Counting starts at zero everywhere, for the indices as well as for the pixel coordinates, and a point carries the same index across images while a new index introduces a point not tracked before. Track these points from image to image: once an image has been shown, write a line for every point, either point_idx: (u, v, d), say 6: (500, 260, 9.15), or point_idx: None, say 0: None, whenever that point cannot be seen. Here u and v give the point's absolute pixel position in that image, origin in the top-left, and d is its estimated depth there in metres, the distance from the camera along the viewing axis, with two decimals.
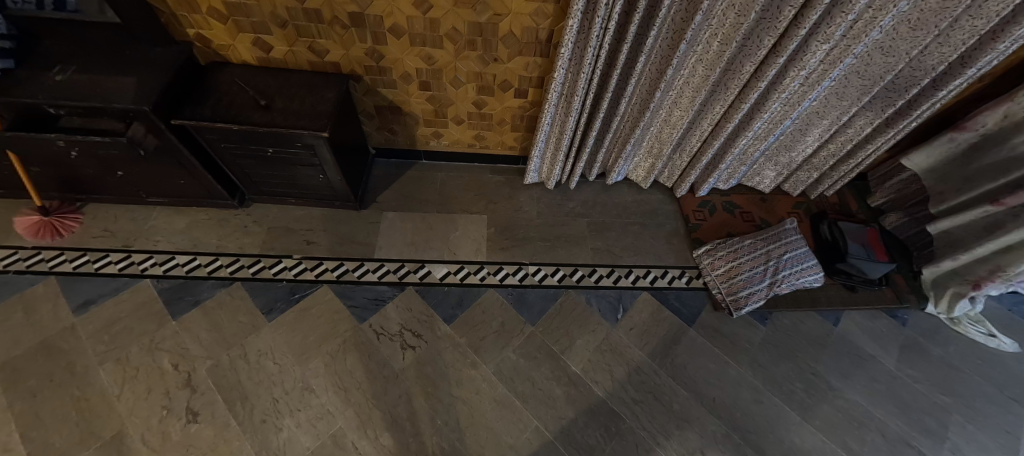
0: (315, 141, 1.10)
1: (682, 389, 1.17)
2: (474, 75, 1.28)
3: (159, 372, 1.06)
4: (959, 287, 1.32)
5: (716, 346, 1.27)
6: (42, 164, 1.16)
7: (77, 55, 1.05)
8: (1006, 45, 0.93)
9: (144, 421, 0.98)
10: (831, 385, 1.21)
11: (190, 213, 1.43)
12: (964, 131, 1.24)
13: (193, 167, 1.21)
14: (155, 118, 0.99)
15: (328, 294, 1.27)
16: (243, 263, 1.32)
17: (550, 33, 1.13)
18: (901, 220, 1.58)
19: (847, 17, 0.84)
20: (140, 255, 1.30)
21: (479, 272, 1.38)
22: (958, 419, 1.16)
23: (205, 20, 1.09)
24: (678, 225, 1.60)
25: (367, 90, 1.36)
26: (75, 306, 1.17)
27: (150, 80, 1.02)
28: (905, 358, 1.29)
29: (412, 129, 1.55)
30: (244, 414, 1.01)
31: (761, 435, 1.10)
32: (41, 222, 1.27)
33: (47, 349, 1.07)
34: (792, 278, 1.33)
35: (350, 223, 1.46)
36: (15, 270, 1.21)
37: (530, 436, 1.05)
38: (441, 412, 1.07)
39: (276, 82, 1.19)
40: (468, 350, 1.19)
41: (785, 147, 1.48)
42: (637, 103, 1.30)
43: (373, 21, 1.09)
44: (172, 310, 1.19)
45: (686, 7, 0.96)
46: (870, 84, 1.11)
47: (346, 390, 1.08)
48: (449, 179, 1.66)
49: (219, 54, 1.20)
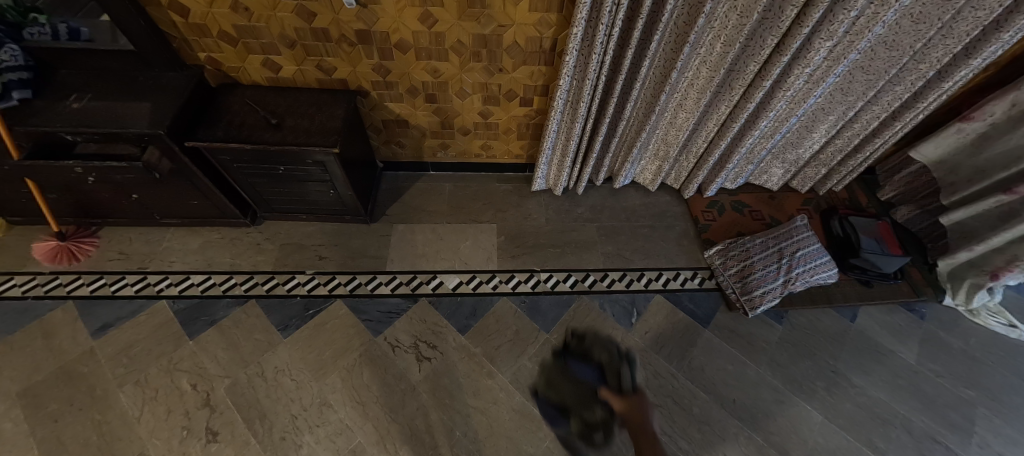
0: (326, 157, 1.11)
1: (701, 392, 1.16)
2: (479, 86, 1.30)
3: (179, 392, 1.07)
4: (976, 278, 1.30)
5: (732, 347, 1.26)
6: (58, 190, 1.18)
7: (91, 83, 1.07)
8: (1011, 34, 0.93)
9: (164, 442, 0.98)
10: (851, 381, 1.19)
11: (203, 233, 1.44)
12: (972, 120, 1.22)
13: (207, 187, 1.22)
14: (169, 140, 1.01)
15: (342, 309, 1.28)
16: (256, 280, 1.33)
17: (554, 41, 1.14)
18: (912, 212, 1.57)
19: (850, 13, 0.85)
20: (156, 277, 1.31)
21: (491, 281, 1.38)
22: (984, 413, 1.14)
23: (216, 44, 1.11)
24: (688, 226, 1.60)
25: (374, 106, 1.38)
26: (94, 330, 1.18)
27: (165, 104, 1.04)
28: (925, 352, 1.27)
29: (419, 141, 1.56)
30: (264, 432, 1.01)
31: (783, 435, 1.09)
32: (58, 246, 1.29)
33: (67, 374, 1.08)
34: (806, 275, 1.32)
35: (361, 236, 1.47)
36: (33, 296, 1.23)
37: (550, 444, 1.04)
38: (459, 424, 1.06)
39: (285, 100, 1.21)
40: (484, 360, 1.19)
41: (792, 145, 1.48)
42: (643, 106, 1.31)
43: (379, 37, 1.11)
44: (189, 330, 1.20)
45: (689, 11, 0.97)
46: (875, 78, 1.11)
47: (364, 405, 1.08)
48: (457, 190, 1.67)
49: (229, 76, 1.23)
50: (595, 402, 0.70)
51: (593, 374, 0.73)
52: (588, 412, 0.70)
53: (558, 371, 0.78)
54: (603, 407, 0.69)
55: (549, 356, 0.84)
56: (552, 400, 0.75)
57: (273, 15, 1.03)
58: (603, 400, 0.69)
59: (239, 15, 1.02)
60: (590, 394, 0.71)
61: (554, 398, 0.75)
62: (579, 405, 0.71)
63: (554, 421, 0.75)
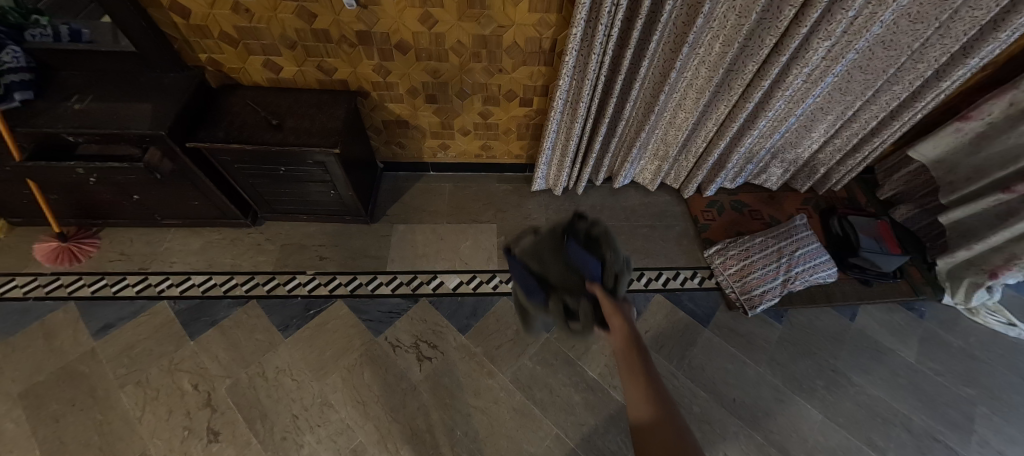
0: (327, 158, 1.12)
1: (701, 391, 1.16)
2: (479, 86, 1.30)
3: (180, 392, 1.07)
4: (975, 277, 1.31)
5: (732, 346, 1.26)
6: (59, 190, 1.19)
7: (92, 84, 1.07)
8: (1008, 34, 0.94)
9: (166, 442, 0.98)
10: (851, 380, 1.20)
11: (204, 234, 1.44)
12: (969, 120, 1.23)
13: (207, 187, 1.23)
14: (170, 141, 1.01)
15: (342, 308, 1.28)
16: (257, 281, 1.33)
17: (553, 42, 1.15)
18: (911, 212, 1.57)
19: (847, 13, 0.86)
20: (157, 277, 1.31)
21: (491, 281, 1.39)
22: (984, 411, 1.15)
23: (217, 45, 1.12)
24: (688, 226, 1.60)
25: (374, 106, 1.38)
26: (95, 331, 1.18)
27: (166, 105, 1.04)
28: (924, 350, 1.27)
29: (419, 142, 1.56)
30: (265, 432, 1.02)
31: (783, 434, 1.09)
32: (59, 247, 1.29)
33: (69, 374, 1.08)
34: (805, 274, 1.32)
35: (361, 237, 1.48)
36: (34, 297, 1.23)
37: (551, 443, 1.04)
38: (460, 423, 1.07)
39: (286, 101, 1.21)
40: (484, 359, 1.19)
41: (790, 144, 1.48)
42: (642, 107, 1.32)
43: (380, 38, 1.11)
44: (190, 331, 1.20)
45: (688, 11, 0.98)
46: (872, 77, 1.11)
47: (365, 404, 1.08)
48: (457, 190, 1.67)
49: (230, 77, 1.23)
50: (579, 291, 0.75)
51: (591, 264, 0.77)
52: (569, 296, 0.76)
53: (553, 251, 0.80)
54: (585, 297, 0.74)
55: (547, 235, 0.83)
56: (536, 270, 0.81)
57: (274, 17, 1.03)
58: (590, 292, 0.73)
59: (240, 16, 1.03)
60: (575, 278, 0.76)
61: (539, 269, 0.81)
62: (559, 279, 0.78)
63: (533, 292, 0.80)
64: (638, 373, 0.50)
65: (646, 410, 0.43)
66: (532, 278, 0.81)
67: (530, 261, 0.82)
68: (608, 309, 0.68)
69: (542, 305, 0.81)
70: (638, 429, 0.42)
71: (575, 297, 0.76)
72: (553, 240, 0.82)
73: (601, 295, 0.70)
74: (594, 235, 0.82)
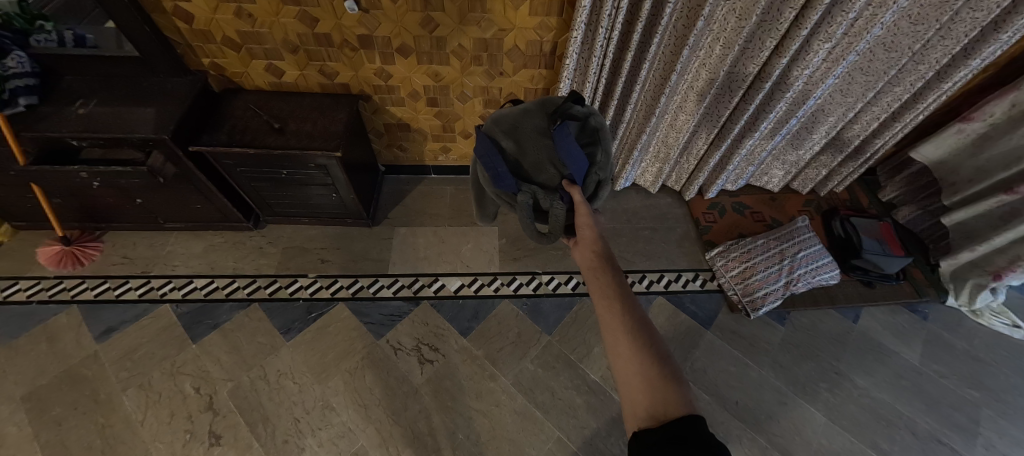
0: (328, 161, 1.12)
1: (704, 393, 1.15)
2: (480, 89, 1.31)
3: (181, 395, 1.07)
4: (978, 279, 1.30)
5: (735, 348, 1.26)
6: (63, 194, 1.19)
7: (96, 89, 1.08)
8: (1009, 34, 0.94)
9: (167, 445, 0.98)
10: (854, 382, 1.19)
11: (207, 237, 1.45)
12: (971, 121, 1.22)
13: (210, 191, 1.23)
14: (174, 145, 1.02)
15: (344, 312, 1.28)
16: (259, 283, 1.34)
17: (554, 45, 1.15)
18: (913, 213, 1.57)
19: (848, 15, 0.86)
20: (159, 281, 1.32)
21: (493, 283, 1.39)
22: (989, 414, 1.14)
23: (220, 50, 1.12)
24: (689, 228, 1.60)
25: (376, 110, 1.39)
26: (97, 335, 1.18)
27: (169, 109, 1.05)
28: (928, 353, 1.27)
29: (420, 145, 1.57)
30: (266, 435, 1.02)
31: (787, 436, 1.09)
32: (62, 251, 1.30)
33: (71, 377, 1.09)
34: (808, 276, 1.32)
35: (362, 240, 1.48)
36: (37, 300, 1.24)
37: (552, 447, 1.04)
38: (461, 426, 1.06)
39: (288, 105, 1.21)
40: (486, 363, 1.19)
41: (792, 146, 1.48)
42: (643, 109, 1.32)
43: (381, 42, 1.12)
44: (192, 334, 1.20)
45: (689, 13, 0.98)
46: (874, 79, 1.11)
47: (366, 407, 1.08)
48: (458, 193, 1.67)
49: (232, 81, 1.24)
50: (553, 189, 0.73)
51: (578, 161, 0.71)
52: (545, 193, 0.73)
53: (536, 132, 0.72)
54: (561, 198, 0.73)
55: (534, 110, 0.73)
56: (510, 151, 0.73)
57: (276, 21, 1.04)
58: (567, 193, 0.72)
59: (242, 21, 1.04)
60: (554, 173, 0.73)
61: (515, 152, 0.73)
62: (536, 169, 0.73)
63: (503, 178, 0.71)
64: (630, 339, 0.47)
65: (644, 398, 0.41)
66: (504, 161, 0.72)
67: (504, 138, 0.72)
68: (581, 216, 0.70)
69: (506, 193, 0.75)
70: (637, 420, 0.41)
71: (550, 196, 0.73)
72: (540, 119, 0.72)
73: (579, 202, 0.70)
74: (588, 126, 0.74)
